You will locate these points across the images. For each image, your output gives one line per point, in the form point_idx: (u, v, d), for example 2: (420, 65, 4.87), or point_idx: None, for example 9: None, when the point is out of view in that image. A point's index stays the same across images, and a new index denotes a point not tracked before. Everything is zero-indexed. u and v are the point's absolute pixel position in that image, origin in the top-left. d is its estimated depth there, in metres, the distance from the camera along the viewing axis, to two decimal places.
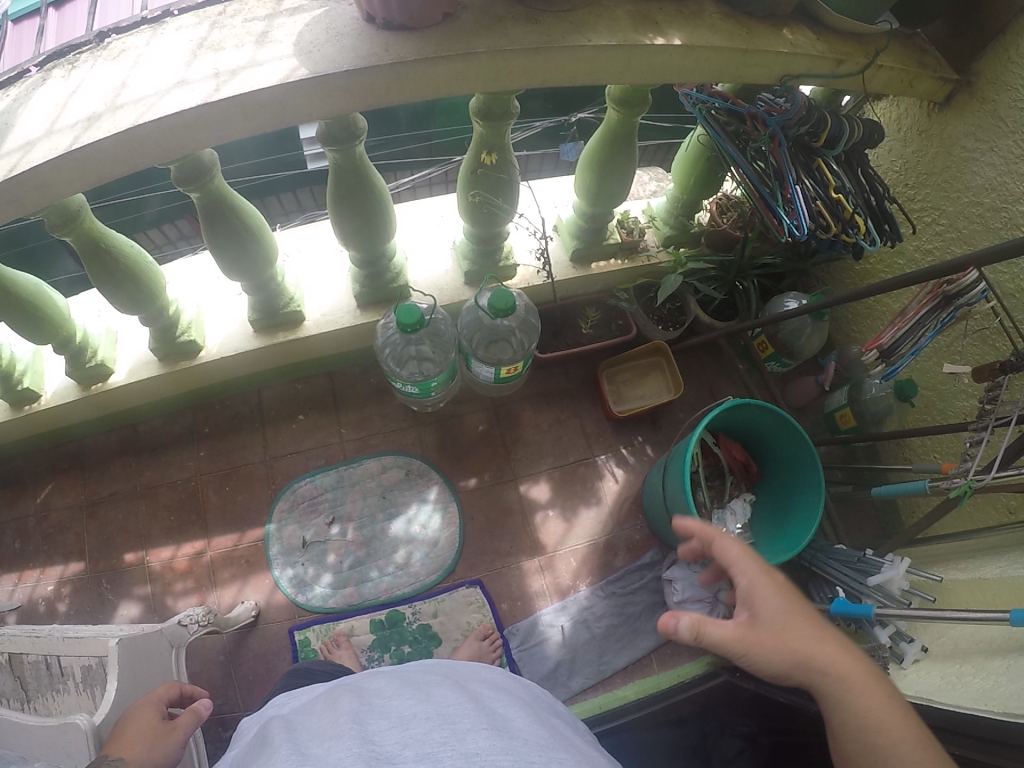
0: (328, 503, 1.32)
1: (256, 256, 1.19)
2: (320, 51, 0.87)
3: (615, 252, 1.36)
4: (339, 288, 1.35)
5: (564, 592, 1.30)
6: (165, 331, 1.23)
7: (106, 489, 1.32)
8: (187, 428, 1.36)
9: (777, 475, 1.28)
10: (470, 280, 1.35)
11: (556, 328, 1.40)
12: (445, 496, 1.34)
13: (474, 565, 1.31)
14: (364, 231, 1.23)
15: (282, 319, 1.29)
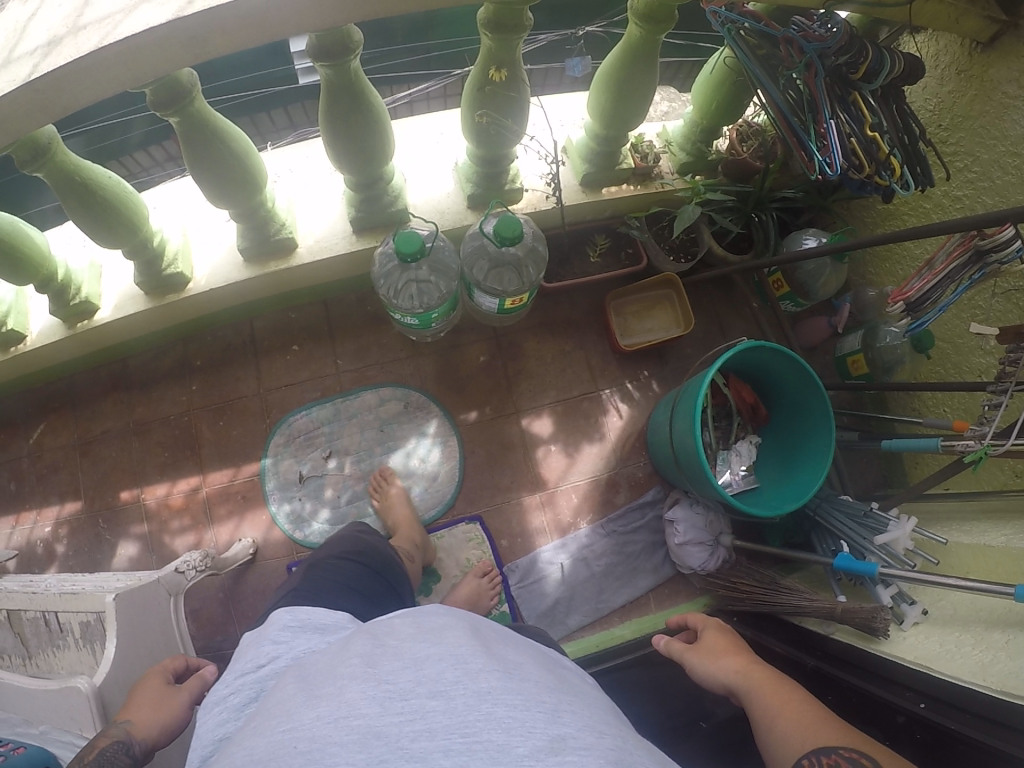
0: (325, 437, 1.29)
1: (244, 183, 1.10)
2: None
3: (627, 177, 1.28)
4: (332, 212, 1.27)
5: (564, 529, 1.30)
6: (150, 264, 1.17)
7: (98, 428, 1.30)
8: (176, 362, 1.32)
9: (787, 419, 1.26)
10: (474, 204, 1.27)
11: (564, 256, 1.33)
12: (445, 429, 1.30)
13: (474, 500, 1.30)
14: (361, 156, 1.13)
15: (274, 247, 1.21)
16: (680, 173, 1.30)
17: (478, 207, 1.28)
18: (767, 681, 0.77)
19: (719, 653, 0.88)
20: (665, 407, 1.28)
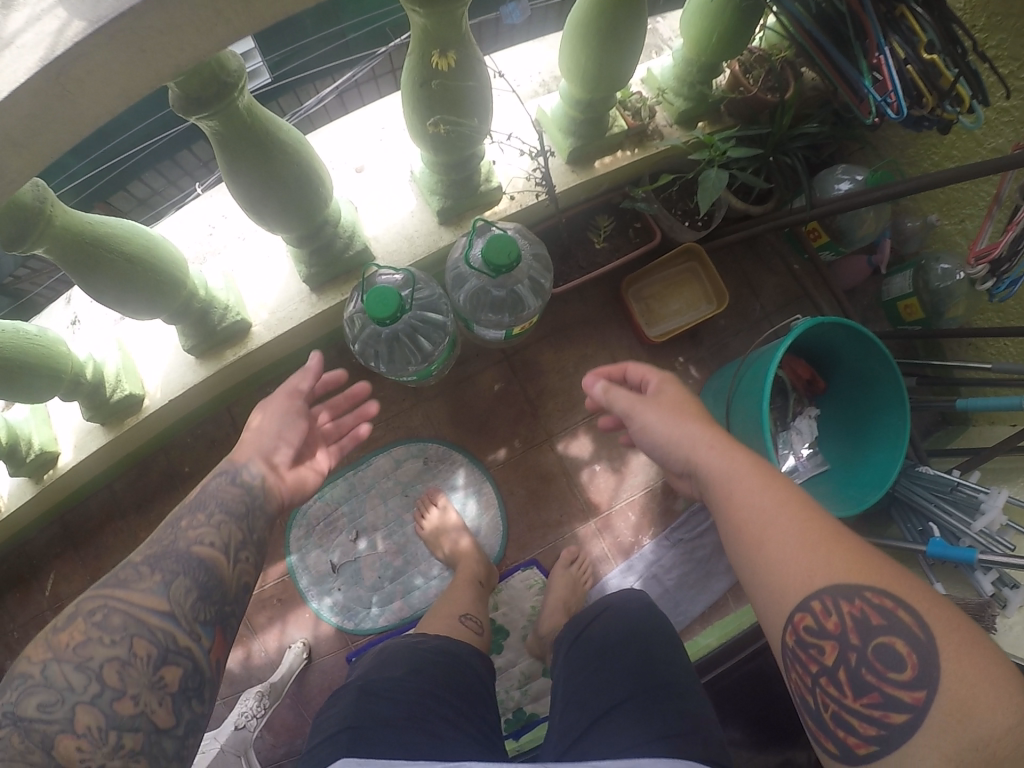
0: (347, 517, 1.21)
1: (158, 291, 0.83)
2: None
3: (621, 142, 1.06)
4: (281, 271, 1.06)
5: (627, 550, 1.19)
6: (93, 395, 0.99)
7: (106, 567, 1.17)
8: (166, 476, 1.19)
9: (849, 388, 1.11)
10: (446, 219, 1.04)
11: (563, 247, 1.14)
12: (475, 477, 1.20)
13: (524, 544, 1.19)
14: (299, 216, 0.85)
15: (224, 335, 1.00)
16: (681, 122, 1.07)
17: (451, 220, 1.05)
18: (820, 534, 0.61)
19: (708, 442, 0.73)
20: (716, 392, 1.11)
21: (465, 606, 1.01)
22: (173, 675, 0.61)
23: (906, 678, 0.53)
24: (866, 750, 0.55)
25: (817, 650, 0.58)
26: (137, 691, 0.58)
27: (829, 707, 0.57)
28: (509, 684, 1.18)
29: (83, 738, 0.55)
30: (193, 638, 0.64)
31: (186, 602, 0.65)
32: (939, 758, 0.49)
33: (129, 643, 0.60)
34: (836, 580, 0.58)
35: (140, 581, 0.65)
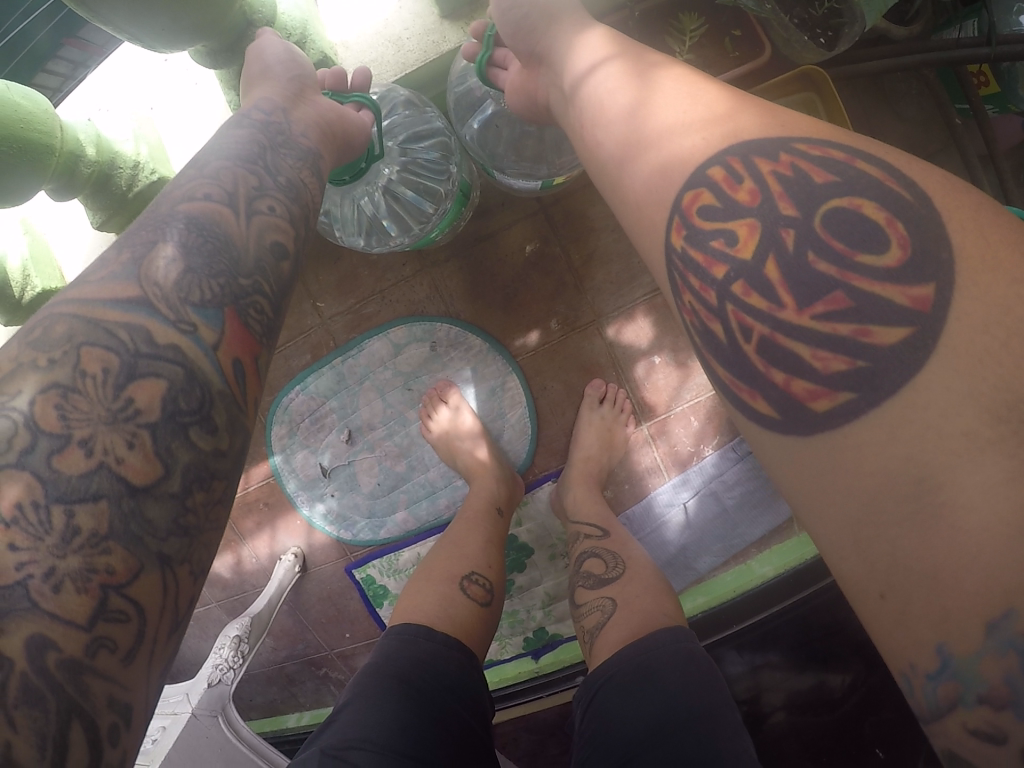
0: (335, 414, 0.96)
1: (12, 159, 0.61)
2: None
3: None
4: (211, 108, 0.80)
5: (685, 462, 0.94)
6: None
7: None
8: None
9: None
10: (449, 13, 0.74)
11: None
12: (496, 368, 0.94)
13: (559, 451, 0.95)
14: (181, 1, 0.55)
15: (144, 203, 0.79)
16: None
17: (453, 15, 0.74)
18: (728, 107, 0.42)
19: (610, 65, 0.51)
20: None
21: (470, 562, 0.74)
22: (151, 397, 0.37)
23: (889, 264, 0.32)
24: (828, 404, 0.32)
25: (722, 239, 0.37)
26: (88, 434, 0.35)
27: (752, 333, 0.35)
28: (530, 604, 0.99)
29: (13, 525, 0.32)
30: (184, 330, 0.40)
31: (169, 278, 0.41)
32: (978, 409, 0.28)
33: (72, 359, 0.36)
34: (751, 143, 0.38)
35: (102, 270, 0.42)
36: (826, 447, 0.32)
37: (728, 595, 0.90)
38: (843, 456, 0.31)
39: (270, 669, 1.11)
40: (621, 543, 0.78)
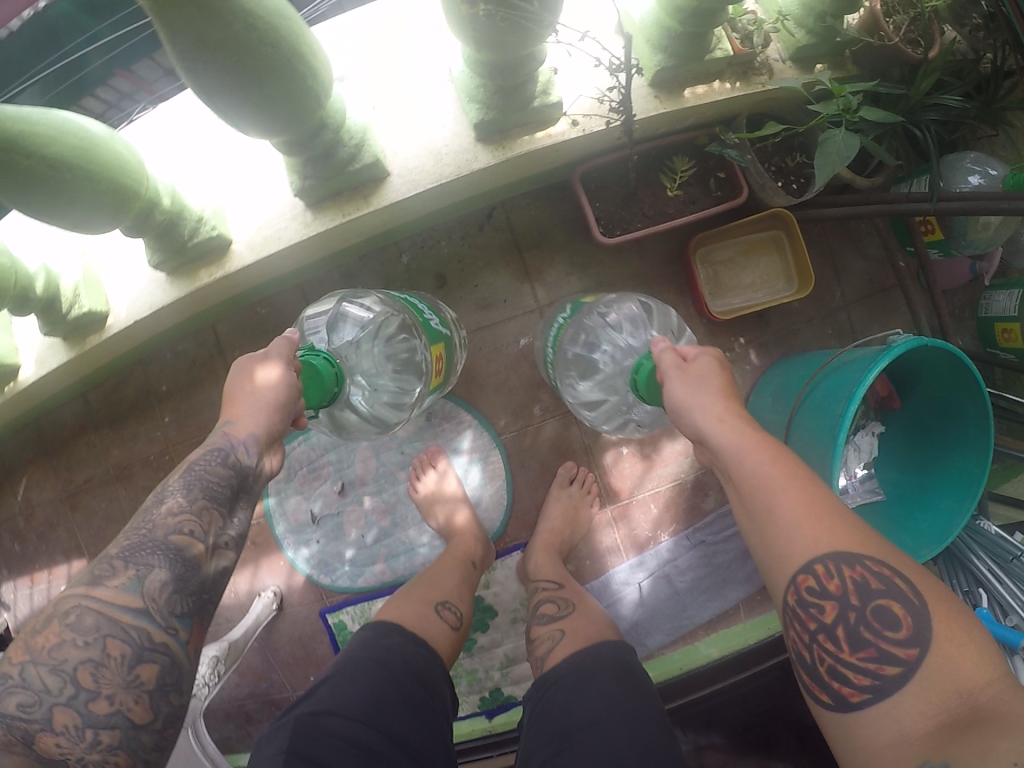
0: (332, 467, 1.07)
1: (99, 200, 0.72)
2: None
3: (723, 70, 0.91)
4: (271, 187, 0.91)
5: (642, 545, 1.05)
6: (49, 309, 0.94)
7: (82, 478, 1.25)
8: (144, 392, 1.21)
9: (926, 415, 0.99)
10: (484, 136, 0.85)
11: (628, 190, 1.00)
12: (484, 443, 1.04)
13: (530, 524, 1.05)
14: (275, 104, 0.66)
15: (199, 252, 0.89)
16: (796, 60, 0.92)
17: (492, 139, 0.86)
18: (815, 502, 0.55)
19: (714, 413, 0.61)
20: (806, 366, 0.96)
21: (445, 594, 0.84)
22: (151, 674, 0.53)
23: (901, 637, 0.49)
24: (858, 698, 0.49)
25: (818, 610, 0.52)
26: (111, 691, 0.51)
27: (823, 661, 0.51)
28: (488, 664, 1.08)
29: (60, 735, 0.50)
30: (169, 631, 0.54)
31: (163, 596, 0.55)
32: (928, 713, 0.46)
33: (100, 644, 0.52)
34: (839, 554, 0.51)
35: (110, 575, 0.55)
36: (852, 725, 0.49)
37: (671, 668, 1.01)
38: (861, 734, 0.49)
39: (229, 706, 1.18)
40: (577, 595, 0.87)
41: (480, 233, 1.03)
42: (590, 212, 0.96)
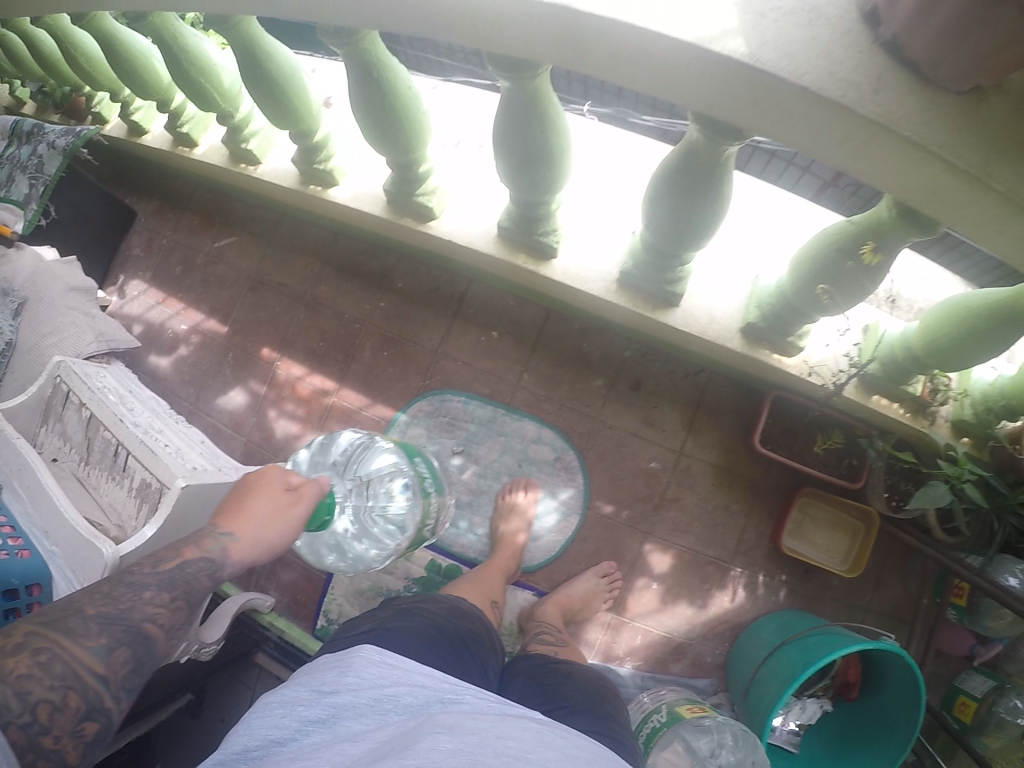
0: (465, 434, 1.30)
1: (538, 188, 1.02)
2: (780, 25, 0.58)
3: (903, 398, 1.16)
4: (612, 252, 1.18)
5: (610, 656, 1.28)
6: (407, 186, 1.16)
7: (274, 279, 1.56)
8: (378, 276, 1.42)
9: (866, 717, 1.22)
10: (747, 334, 1.14)
11: (790, 429, 1.27)
12: (573, 505, 1.28)
13: (552, 581, 1.27)
14: (675, 226, 0.99)
15: (533, 246, 1.16)
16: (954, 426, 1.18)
17: (748, 337, 1.15)
18: None
19: None
20: (791, 617, 1.20)
21: (492, 591, 1.12)
22: (89, 730, 0.60)
23: None
24: None
25: None
26: (56, 735, 0.57)
27: None
28: None
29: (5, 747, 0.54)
30: (114, 701, 0.62)
31: (120, 675, 0.63)
32: None
33: (62, 693, 0.58)
34: None
35: (83, 633, 0.62)
36: None
37: None
38: None
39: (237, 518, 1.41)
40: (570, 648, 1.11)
41: (683, 379, 1.28)
42: (761, 423, 1.22)
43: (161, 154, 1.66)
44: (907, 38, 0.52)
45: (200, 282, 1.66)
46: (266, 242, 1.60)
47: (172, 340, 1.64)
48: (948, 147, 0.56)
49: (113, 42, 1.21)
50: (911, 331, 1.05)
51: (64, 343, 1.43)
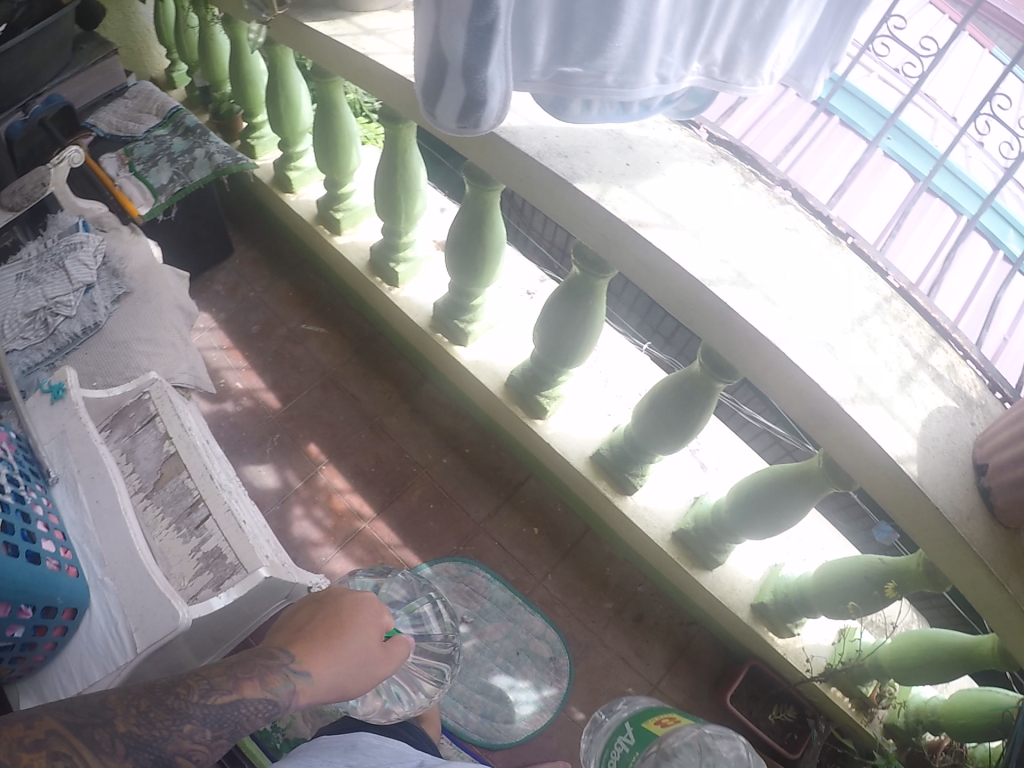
0: (478, 608, 1.41)
1: (655, 442, 1.16)
2: (934, 456, 0.83)
3: (853, 695, 1.31)
4: (674, 501, 1.30)
5: None
6: (535, 384, 1.31)
7: (350, 386, 1.68)
8: (458, 438, 1.59)
9: None
10: (754, 610, 1.27)
11: (756, 693, 1.37)
12: (551, 702, 1.35)
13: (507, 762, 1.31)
14: (749, 520, 1.12)
15: (619, 479, 1.27)
16: (886, 731, 1.32)
17: (756, 612, 1.26)
18: None
19: None
20: None
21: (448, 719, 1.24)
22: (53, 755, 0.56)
23: None
24: None
25: None
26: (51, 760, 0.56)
27: None
28: None
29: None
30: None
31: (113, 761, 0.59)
32: None
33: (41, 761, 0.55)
34: None
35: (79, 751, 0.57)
36: None
37: None
38: None
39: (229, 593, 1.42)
40: None
41: (679, 626, 1.45)
42: (736, 681, 1.33)
43: (298, 222, 1.79)
44: (997, 492, 0.81)
45: (273, 354, 1.74)
46: (357, 351, 1.73)
47: (222, 390, 1.68)
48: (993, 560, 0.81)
49: (332, 111, 1.42)
50: (880, 645, 1.23)
51: (159, 360, 1.50)
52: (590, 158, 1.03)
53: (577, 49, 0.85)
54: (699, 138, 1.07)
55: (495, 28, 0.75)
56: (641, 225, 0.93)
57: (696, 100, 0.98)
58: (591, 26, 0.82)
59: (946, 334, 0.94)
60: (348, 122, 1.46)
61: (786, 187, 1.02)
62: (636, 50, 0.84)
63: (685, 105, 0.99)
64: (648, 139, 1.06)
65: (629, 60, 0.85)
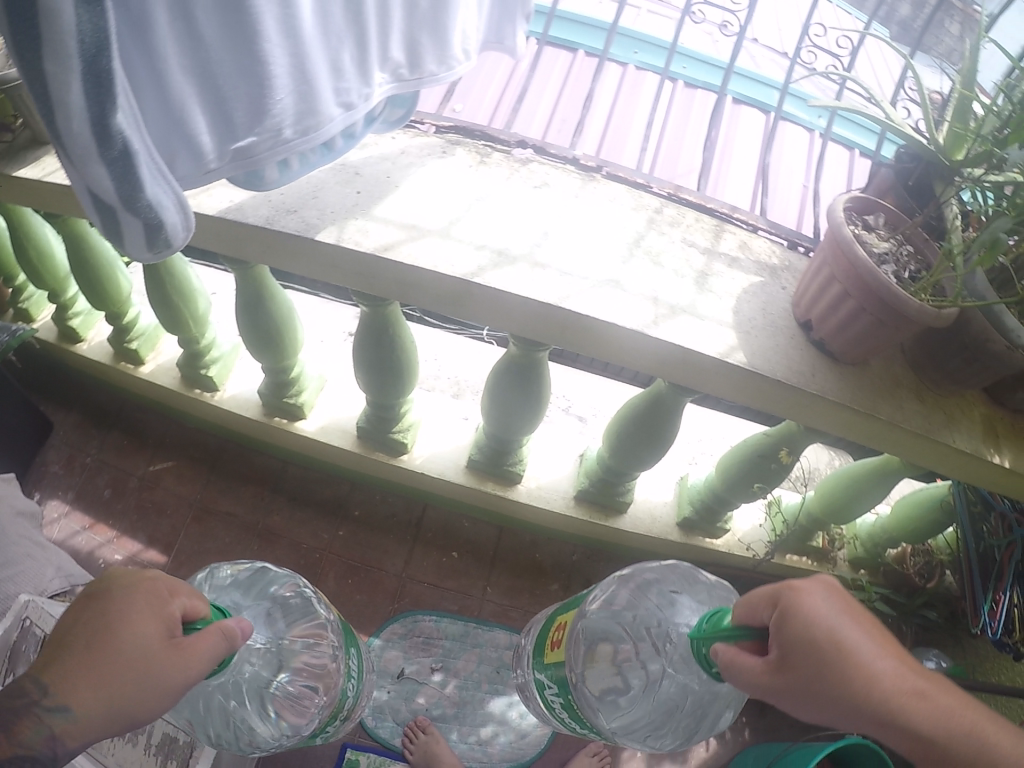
0: (442, 651, 1.38)
1: (518, 425, 1.12)
2: (757, 337, 0.85)
3: (808, 551, 1.34)
4: (563, 468, 1.29)
5: None
6: (383, 424, 1.24)
7: (220, 504, 1.59)
8: (340, 504, 1.54)
9: None
10: (683, 525, 1.27)
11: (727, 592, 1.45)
12: None
13: None
14: (634, 454, 1.11)
15: (501, 474, 1.24)
16: (852, 564, 1.36)
17: (684, 527, 1.27)
18: None
19: None
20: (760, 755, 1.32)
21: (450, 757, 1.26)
22: None
23: None
24: None
25: None
26: None
27: None
28: None
29: None
30: None
31: None
32: None
33: None
34: None
35: None
36: None
37: None
38: None
39: None
40: None
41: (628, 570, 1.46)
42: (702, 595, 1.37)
43: (93, 365, 1.63)
44: (831, 340, 0.82)
45: (134, 507, 1.59)
46: (210, 466, 1.64)
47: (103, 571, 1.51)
48: (857, 399, 0.83)
49: (81, 241, 1.26)
50: (810, 498, 1.25)
51: (23, 577, 1.33)
52: (320, 201, 0.91)
53: (241, 119, 0.66)
54: (425, 132, 1.00)
55: (133, 150, 0.58)
56: (388, 248, 0.85)
57: (399, 103, 0.88)
58: (242, 89, 0.64)
59: (728, 218, 0.97)
60: (100, 249, 1.30)
61: (524, 147, 0.98)
62: (302, 91, 0.68)
63: (392, 114, 0.89)
64: (371, 154, 0.96)
65: (301, 106, 0.68)
